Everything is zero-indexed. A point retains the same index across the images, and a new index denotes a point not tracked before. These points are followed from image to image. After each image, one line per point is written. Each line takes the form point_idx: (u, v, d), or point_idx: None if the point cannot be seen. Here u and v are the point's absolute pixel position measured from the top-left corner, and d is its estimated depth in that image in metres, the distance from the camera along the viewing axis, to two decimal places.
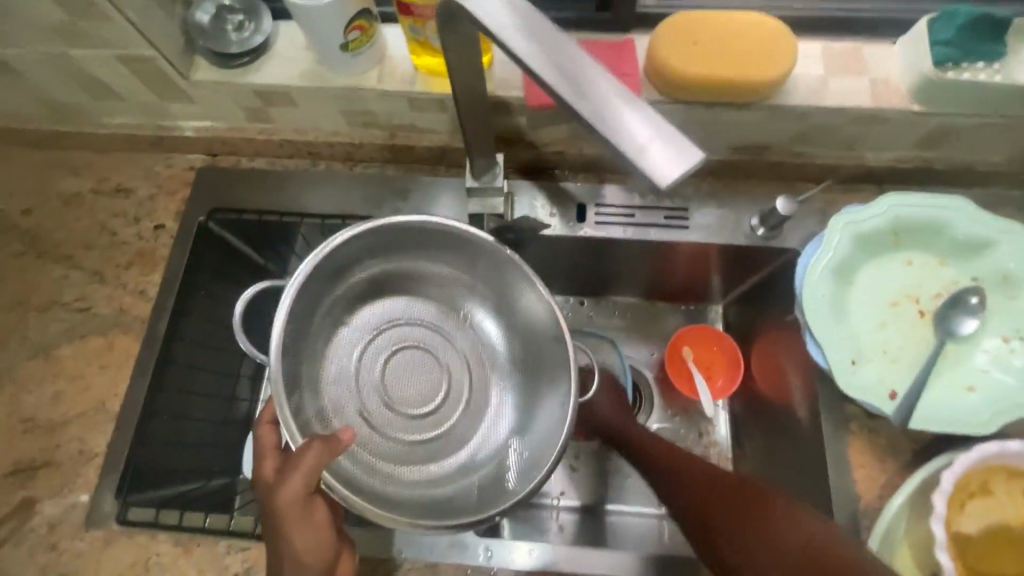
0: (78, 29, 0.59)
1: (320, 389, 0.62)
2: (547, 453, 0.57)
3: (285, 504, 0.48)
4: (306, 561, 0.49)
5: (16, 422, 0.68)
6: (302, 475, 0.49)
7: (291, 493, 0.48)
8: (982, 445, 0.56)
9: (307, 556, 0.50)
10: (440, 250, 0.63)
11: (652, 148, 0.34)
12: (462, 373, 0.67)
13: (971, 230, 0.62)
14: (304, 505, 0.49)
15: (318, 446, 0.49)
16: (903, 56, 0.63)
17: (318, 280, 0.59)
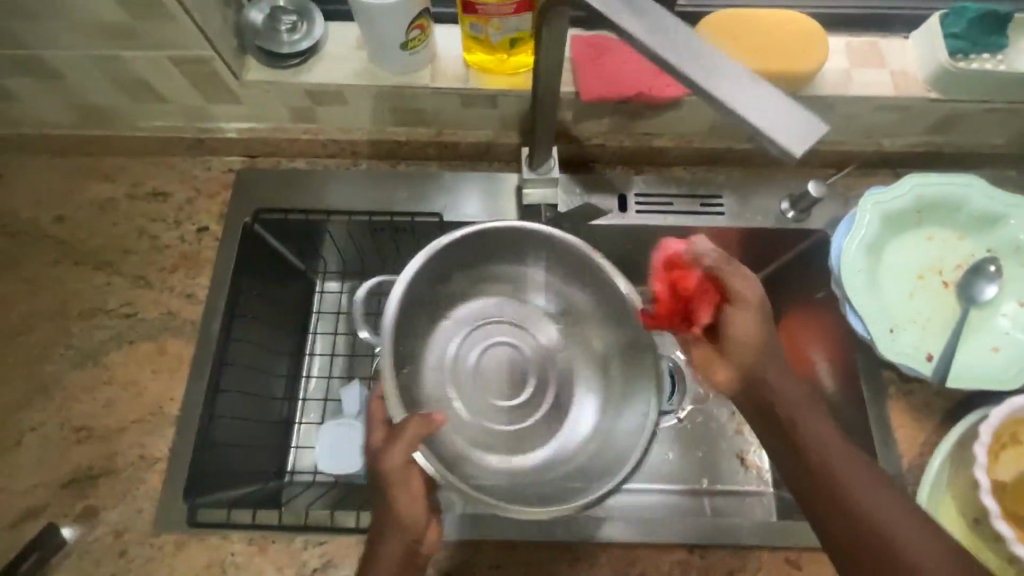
0: (136, 30, 0.60)
1: (417, 387, 0.69)
2: (633, 446, 0.64)
3: (391, 468, 0.54)
4: (407, 525, 0.53)
5: (69, 431, 0.66)
6: (404, 444, 0.55)
7: (397, 457, 0.54)
8: (1012, 399, 0.62)
9: (409, 519, 0.53)
10: (533, 256, 0.69)
11: (782, 118, 0.34)
12: (547, 369, 0.73)
13: (985, 206, 0.69)
14: (407, 471, 0.54)
15: (421, 421, 0.55)
16: (918, 48, 0.69)
17: (426, 277, 0.66)
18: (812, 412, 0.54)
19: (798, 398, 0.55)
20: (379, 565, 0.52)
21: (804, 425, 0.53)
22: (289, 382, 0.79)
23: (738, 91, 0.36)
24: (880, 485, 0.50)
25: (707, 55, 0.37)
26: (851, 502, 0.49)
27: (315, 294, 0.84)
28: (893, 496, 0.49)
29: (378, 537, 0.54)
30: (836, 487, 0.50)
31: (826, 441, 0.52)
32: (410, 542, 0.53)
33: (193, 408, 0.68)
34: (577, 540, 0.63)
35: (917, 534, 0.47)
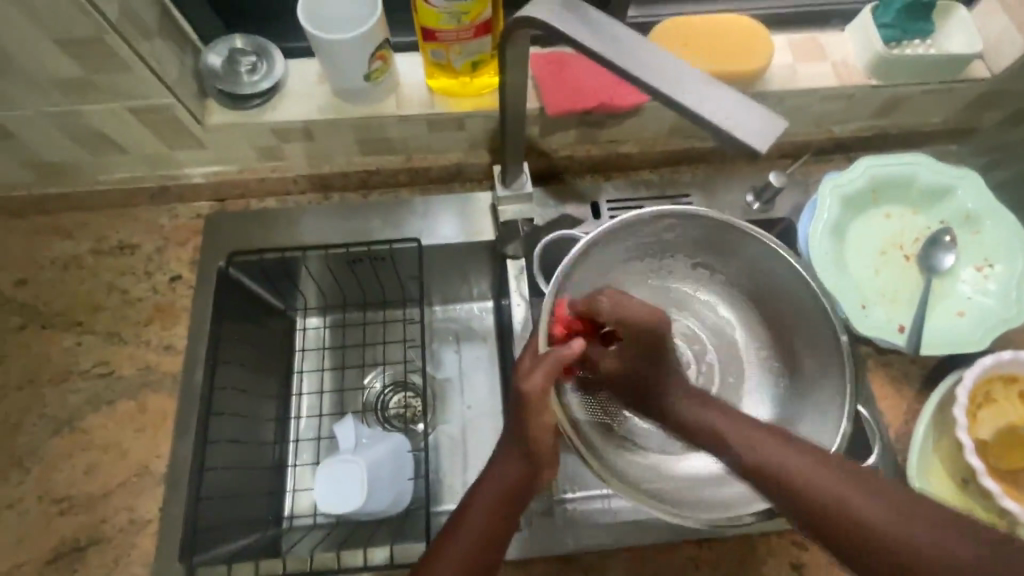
0: (93, 84, 0.59)
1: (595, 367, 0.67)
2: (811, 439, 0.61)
3: (529, 394, 0.50)
4: (533, 456, 0.51)
5: (50, 504, 0.63)
6: (546, 368, 0.51)
7: (537, 384, 0.50)
8: (982, 360, 0.65)
9: (537, 449, 0.51)
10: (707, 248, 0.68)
11: (745, 116, 0.36)
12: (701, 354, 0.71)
13: (933, 181, 0.73)
14: (544, 399, 0.50)
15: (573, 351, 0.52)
16: (855, 39, 0.73)
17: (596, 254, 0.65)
18: (734, 415, 0.51)
19: (738, 416, 0.51)
20: (490, 483, 0.51)
21: (730, 436, 0.49)
22: (279, 427, 0.77)
23: (699, 95, 0.38)
24: (851, 484, 0.44)
25: (663, 65, 0.39)
26: (796, 493, 0.45)
27: (297, 332, 0.82)
28: (857, 481, 0.44)
29: (501, 454, 0.52)
30: (770, 469, 0.46)
31: (720, 427, 0.50)
32: (529, 469, 0.51)
33: (181, 463, 0.65)
34: (586, 549, 0.63)
35: (913, 531, 0.41)
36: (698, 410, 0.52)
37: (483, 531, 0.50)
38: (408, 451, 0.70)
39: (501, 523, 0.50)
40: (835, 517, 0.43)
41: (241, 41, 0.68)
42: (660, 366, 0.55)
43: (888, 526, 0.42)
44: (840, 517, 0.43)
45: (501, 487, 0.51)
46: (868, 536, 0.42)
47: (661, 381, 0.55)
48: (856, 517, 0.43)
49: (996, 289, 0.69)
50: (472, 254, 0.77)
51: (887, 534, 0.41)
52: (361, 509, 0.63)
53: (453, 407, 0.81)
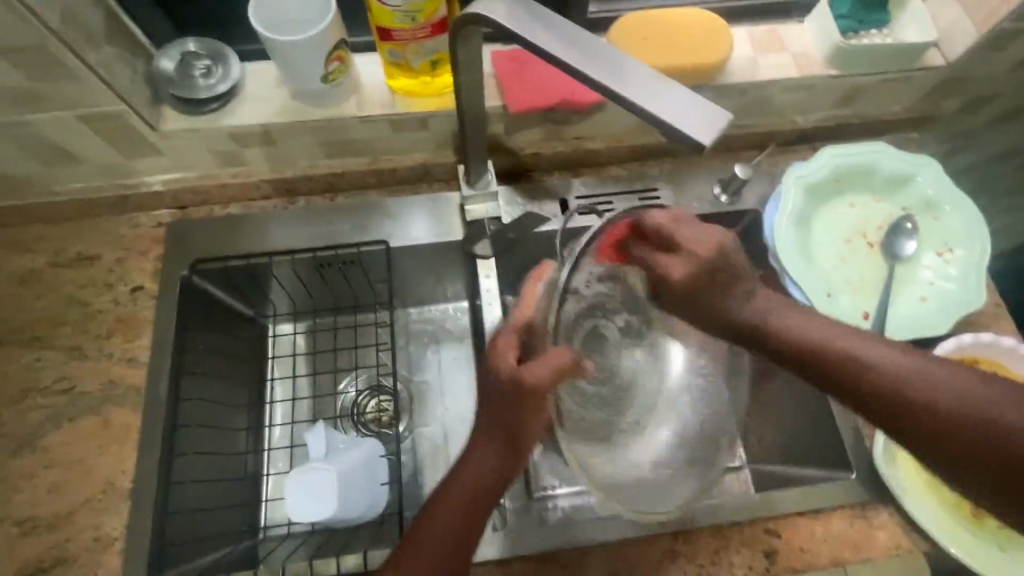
0: (38, 93, 0.57)
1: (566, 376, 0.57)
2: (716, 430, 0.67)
3: (533, 387, 0.46)
4: (517, 447, 0.49)
5: (12, 526, 0.62)
6: (553, 364, 0.47)
7: (542, 379, 0.46)
8: (943, 343, 0.66)
9: (524, 441, 0.49)
10: None
11: (691, 110, 0.36)
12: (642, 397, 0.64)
13: (894, 169, 0.74)
14: (545, 397, 0.48)
15: (572, 357, 0.48)
16: (813, 30, 0.73)
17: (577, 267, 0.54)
18: (844, 328, 0.50)
19: (811, 317, 0.51)
20: (458, 488, 0.50)
21: (837, 347, 0.49)
22: (251, 436, 0.76)
23: (646, 90, 0.37)
24: (956, 378, 0.46)
25: (611, 61, 0.39)
26: (863, 380, 0.47)
27: (268, 339, 0.81)
28: (930, 360, 0.47)
29: (479, 443, 0.50)
30: (843, 356, 0.48)
31: (828, 338, 0.49)
32: (504, 464, 0.50)
33: (146, 478, 0.64)
34: (563, 547, 0.63)
35: (989, 400, 0.44)
36: (773, 313, 0.51)
37: (459, 519, 0.49)
38: (382, 457, 0.69)
39: (472, 516, 0.49)
40: (909, 397, 0.46)
41: (195, 45, 0.66)
42: (783, 307, 0.52)
43: (957, 396, 0.45)
44: (915, 400, 0.46)
45: (467, 496, 0.49)
46: (937, 406, 0.45)
47: (734, 303, 0.52)
48: (935, 389, 0.45)
49: (957, 273, 0.70)
50: (442, 255, 0.77)
51: (964, 403, 0.44)
52: (333, 517, 0.63)
53: (431, 409, 0.80)
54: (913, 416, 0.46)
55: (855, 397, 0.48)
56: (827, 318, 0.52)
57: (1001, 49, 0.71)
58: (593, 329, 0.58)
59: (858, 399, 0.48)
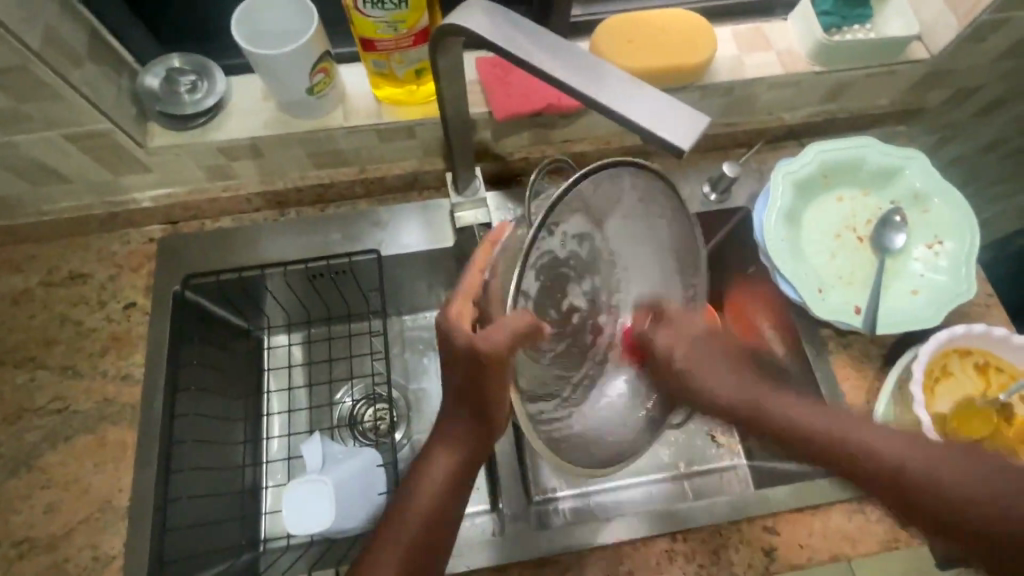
0: (24, 114, 0.57)
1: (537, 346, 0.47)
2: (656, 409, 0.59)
3: (489, 358, 0.43)
4: (486, 417, 0.50)
5: (10, 547, 0.62)
6: (507, 330, 0.42)
7: (500, 345, 0.42)
8: (936, 335, 0.66)
9: (492, 412, 0.50)
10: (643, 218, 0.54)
11: (670, 115, 0.36)
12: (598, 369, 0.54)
13: (881, 162, 0.74)
14: (502, 366, 0.45)
15: (533, 319, 0.43)
16: (797, 27, 0.73)
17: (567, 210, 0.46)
18: (829, 411, 0.47)
19: (795, 399, 0.48)
20: (431, 471, 0.51)
21: (817, 434, 0.46)
22: (249, 449, 0.76)
23: (623, 96, 0.38)
24: (954, 466, 0.42)
25: (589, 69, 0.39)
26: (851, 465, 0.45)
27: (264, 351, 0.81)
28: (929, 445, 0.44)
29: (450, 420, 0.51)
30: (842, 446, 0.45)
31: (808, 421, 0.46)
32: (478, 435, 0.51)
33: (144, 495, 0.64)
34: (563, 550, 0.63)
35: (973, 483, 0.41)
36: (761, 398, 0.49)
37: (436, 496, 0.50)
38: (380, 466, 0.69)
39: (449, 484, 0.50)
40: (918, 485, 0.42)
41: (179, 60, 0.66)
42: (784, 394, 0.49)
43: (957, 477, 0.42)
44: (922, 488, 0.42)
45: (443, 468, 0.50)
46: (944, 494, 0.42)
47: (722, 377, 0.50)
48: (940, 482, 0.42)
49: (947, 265, 0.70)
50: (434, 261, 0.77)
51: (965, 489, 0.41)
52: (330, 528, 0.62)
53: (428, 416, 0.80)
54: (920, 502, 0.42)
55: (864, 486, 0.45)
56: (809, 398, 0.49)
57: (984, 40, 0.71)
58: (559, 282, 0.48)
59: (872, 485, 0.44)
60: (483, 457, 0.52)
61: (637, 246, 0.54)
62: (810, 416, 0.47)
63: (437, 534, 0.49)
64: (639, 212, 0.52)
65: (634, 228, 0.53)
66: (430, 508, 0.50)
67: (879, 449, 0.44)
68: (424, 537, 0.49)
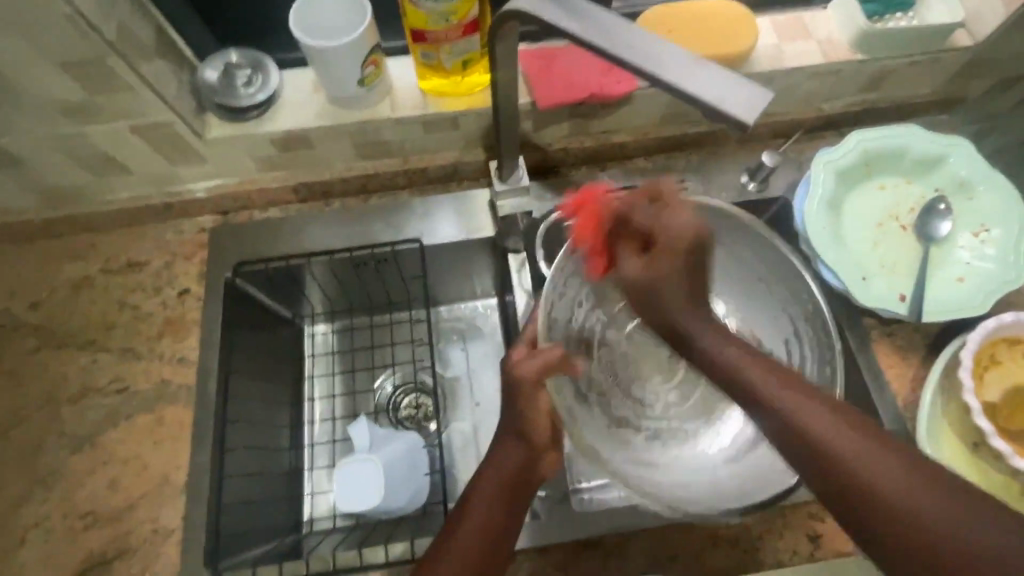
0: (95, 105, 0.60)
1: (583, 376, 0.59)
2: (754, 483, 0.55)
3: (521, 379, 0.53)
4: (528, 436, 0.54)
5: (74, 520, 0.65)
6: (538, 360, 0.54)
7: (527, 372, 0.53)
8: (984, 324, 0.65)
9: (532, 432, 0.54)
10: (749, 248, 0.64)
11: (732, 89, 0.36)
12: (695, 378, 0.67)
13: (924, 150, 0.73)
14: (535, 386, 0.54)
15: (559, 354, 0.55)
16: (838, 15, 0.73)
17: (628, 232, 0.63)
18: (808, 396, 0.44)
19: (764, 361, 0.47)
20: (485, 486, 0.54)
21: (793, 413, 0.43)
22: (294, 432, 0.78)
23: (683, 71, 0.37)
24: (915, 484, 0.40)
25: (647, 46, 0.39)
26: (825, 461, 0.42)
27: (305, 339, 0.83)
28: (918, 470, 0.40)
29: (501, 443, 0.55)
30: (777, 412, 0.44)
31: (781, 399, 0.44)
32: (532, 457, 0.54)
33: (199, 472, 0.66)
34: (605, 533, 0.64)
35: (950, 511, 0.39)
36: (736, 362, 0.46)
37: (491, 509, 0.53)
38: (423, 449, 0.71)
39: (508, 501, 0.53)
40: (871, 488, 0.40)
41: (236, 55, 0.69)
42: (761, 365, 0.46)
43: (911, 492, 0.39)
44: (853, 482, 0.41)
45: (504, 476, 0.54)
46: (884, 499, 0.40)
47: (695, 331, 0.49)
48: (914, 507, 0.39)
49: (995, 253, 0.70)
50: (474, 250, 0.78)
51: (911, 500, 0.39)
52: (378, 508, 0.64)
53: (465, 404, 0.82)
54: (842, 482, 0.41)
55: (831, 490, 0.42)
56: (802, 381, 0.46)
57: None
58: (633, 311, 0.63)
59: (800, 458, 0.43)
60: (534, 479, 0.55)
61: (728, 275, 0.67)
62: (803, 403, 0.44)
63: (493, 551, 0.52)
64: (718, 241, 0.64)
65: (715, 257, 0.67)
66: (490, 524, 0.52)
67: (858, 460, 0.41)
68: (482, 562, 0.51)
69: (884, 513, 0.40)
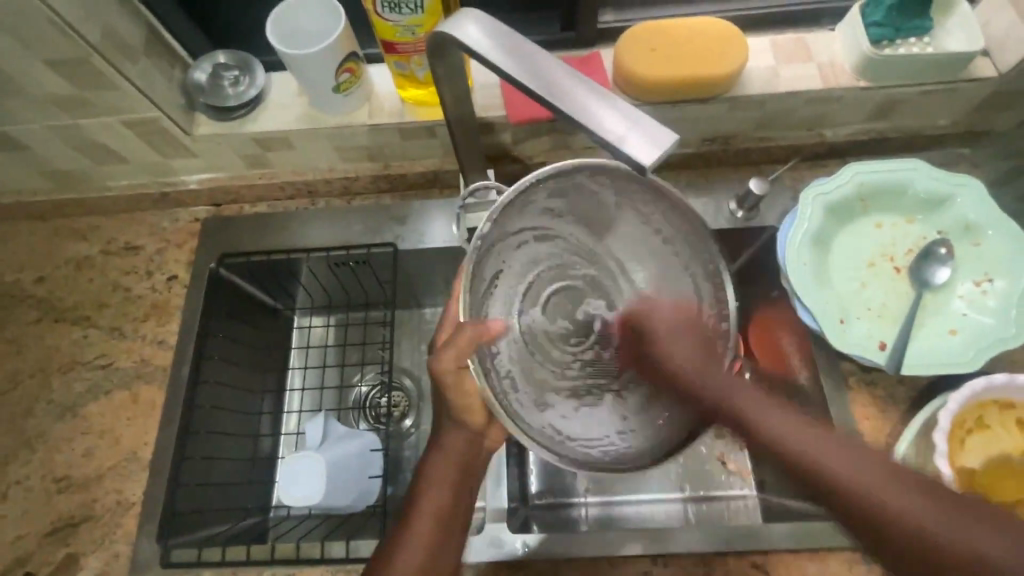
0: (86, 99, 0.65)
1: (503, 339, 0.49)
2: None
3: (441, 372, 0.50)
4: (463, 420, 0.55)
5: (50, 482, 0.70)
6: (450, 354, 0.48)
7: (447, 364, 0.49)
8: (970, 382, 0.60)
9: (467, 417, 0.55)
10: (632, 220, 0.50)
11: (635, 129, 0.38)
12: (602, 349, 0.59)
13: (930, 188, 0.68)
14: (456, 380, 0.52)
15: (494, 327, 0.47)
16: (844, 37, 0.68)
17: (566, 184, 0.49)
18: (777, 405, 0.47)
19: (738, 381, 0.48)
20: (433, 477, 0.54)
21: (758, 418, 0.46)
22: (272, 419, 0.81)
23: (594, 109, 0.39)
24: (858, 470, 0.44)
25: (567, 82, 0.41)
26: (783, 446, 0.46)
27: (294, 329, 0.86)
28: (871, 459, 0.44)
29: (439, 432, 0.56)
30: (742, 422, 0.46)
31: (745, 406, 0.46)
32: (472, 437, 0.56)
33: (164, 451, 0.70)
34: (538, 558, 0.63)
35: (940, 520, 0.41)
36: (704, 376, 0.47)
37: (441, 492, 0.54)
38: (376, 451, 0.72)
39: (455, 486, 0.54)
40: (837, 483, 0.44)
41: (224, 56, 0.72)
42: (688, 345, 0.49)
43: (889, 497, 0.43)
44: (811, 468, 0.44)
45: (456, 459, 0.55)
46: (833, 482, 0.44)
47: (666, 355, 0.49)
48: (883, 505, 0.43)
49: (995, 306, 0.64)
50: (448, 259, 0.79)
51: (864, 487, 0.43)
52: (321, 503, 0.66)
53: (437, 407, 0.83)
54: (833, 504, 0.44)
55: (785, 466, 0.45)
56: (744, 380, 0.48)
57: None
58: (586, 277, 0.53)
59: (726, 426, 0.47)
60: (480, 454, 0.56)
61: (642, 241, 0.52)
62: (759, 402, 0.47)
63: (445, 535, 0.52)
64: (635, 202, 0.50)
65: (669, 235, 0.50)
66: (446, 506, 0.53)
67: (792, 440, 0.45)
68: (431, 548, 0.52)
69: (851, 501, 0.43)
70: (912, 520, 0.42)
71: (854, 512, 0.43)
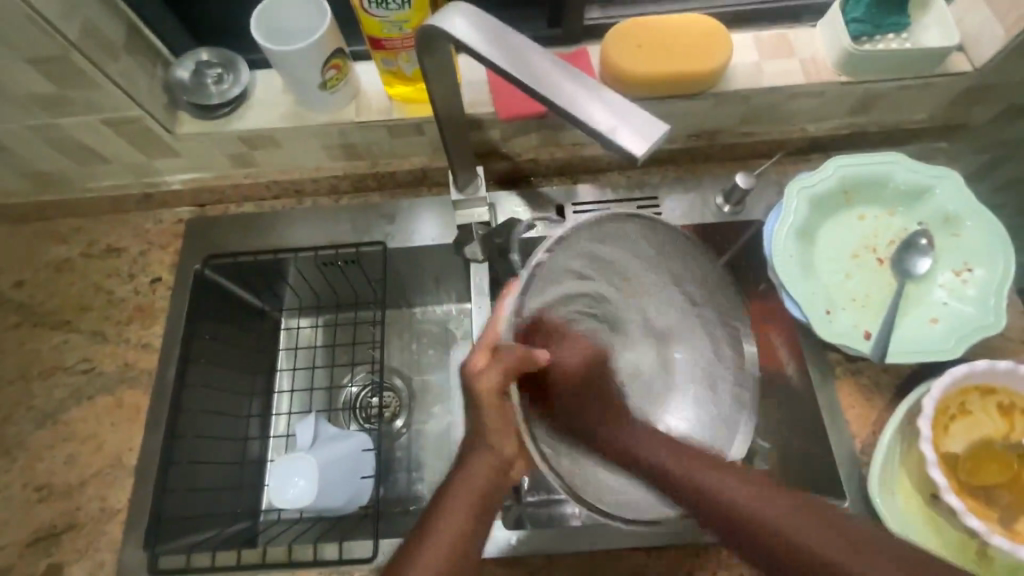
0: (66, 98, 0.63)
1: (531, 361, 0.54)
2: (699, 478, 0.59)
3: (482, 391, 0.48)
4: (496, 441, 0.50)
5: (31, 490, 0.68)
6: (500, 369, 0.48)
7: (490, 383, 0.48)
8: (952, 369, 0.61)
9: (497, 437, 0.50)
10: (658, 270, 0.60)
11: (625, 120, 0.38)
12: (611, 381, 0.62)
13: (909, 181, 0.69)
14: (498, 396, 0.48)
15: (522, 355, 0.49)
16: (825, 33, 0.70)
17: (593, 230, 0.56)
18: (710, 466, 0.48)
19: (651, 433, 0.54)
20: (455, 499, 0.47)
21: (642, 451, 0.51)
22: (261, 421, 0.80)
23: (584, 102, 0.40)
24: (726, 483, 0.47)
25: (557, 75, 0.41)
26: (693, 490, 0.48)
27: (281, 331, 0.85)
28: (766, 486, 0.46)
29: (467, 451, 0.50)
30: (648, 465, 0.51)
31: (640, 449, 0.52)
32: (501, 463, 0.49)
33: (150, 456, 0.69)
34: (533, 553, 0.63)
35: (786, 514, 0.44)
36: (599, 410, 0.55)
37: (462, 522, 0.47)
38: (368, 451, 0.71)
39: (479, 515, 0.47)
40: (742, 516, 0.45)
41: (207, 54, 0.71)
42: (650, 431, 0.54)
43: (851, 553, 0.41)
44: (715, 505, 0.46)
45: (480, 487, 0.48)
46: (732, 514, 0.45)
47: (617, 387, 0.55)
48: (764, 522, 0.44)
49: (975, 295, 0.65)
50: (438, 256, 0.78)
51: (753, 520, 0.44)
52: (313, 504, 0.65)
53: (429, 406, 0.82)
54: (749, 543, 0.44)
55: (695, 515, 0.47)
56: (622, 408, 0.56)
57: None
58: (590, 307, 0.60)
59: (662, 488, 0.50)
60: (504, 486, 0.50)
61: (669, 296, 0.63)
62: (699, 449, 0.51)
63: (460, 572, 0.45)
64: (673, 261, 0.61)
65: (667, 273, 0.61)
66: (462, 540, 0.46)
67: (699, 484, 0.47)
68: None
69: (758, 538, 0.44)
70: (790, 539, 0.43)
71: (754, 542, 0.44)
